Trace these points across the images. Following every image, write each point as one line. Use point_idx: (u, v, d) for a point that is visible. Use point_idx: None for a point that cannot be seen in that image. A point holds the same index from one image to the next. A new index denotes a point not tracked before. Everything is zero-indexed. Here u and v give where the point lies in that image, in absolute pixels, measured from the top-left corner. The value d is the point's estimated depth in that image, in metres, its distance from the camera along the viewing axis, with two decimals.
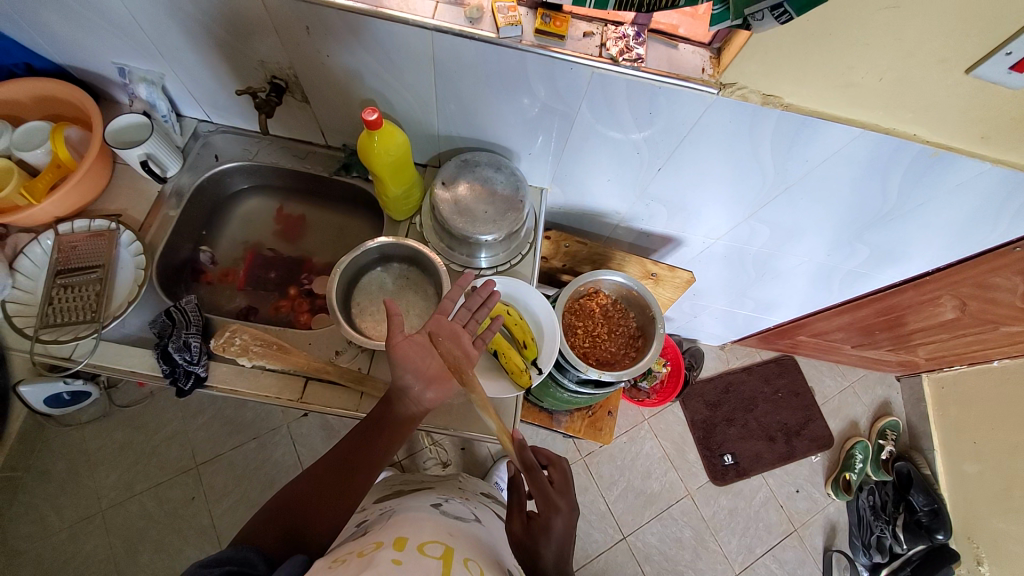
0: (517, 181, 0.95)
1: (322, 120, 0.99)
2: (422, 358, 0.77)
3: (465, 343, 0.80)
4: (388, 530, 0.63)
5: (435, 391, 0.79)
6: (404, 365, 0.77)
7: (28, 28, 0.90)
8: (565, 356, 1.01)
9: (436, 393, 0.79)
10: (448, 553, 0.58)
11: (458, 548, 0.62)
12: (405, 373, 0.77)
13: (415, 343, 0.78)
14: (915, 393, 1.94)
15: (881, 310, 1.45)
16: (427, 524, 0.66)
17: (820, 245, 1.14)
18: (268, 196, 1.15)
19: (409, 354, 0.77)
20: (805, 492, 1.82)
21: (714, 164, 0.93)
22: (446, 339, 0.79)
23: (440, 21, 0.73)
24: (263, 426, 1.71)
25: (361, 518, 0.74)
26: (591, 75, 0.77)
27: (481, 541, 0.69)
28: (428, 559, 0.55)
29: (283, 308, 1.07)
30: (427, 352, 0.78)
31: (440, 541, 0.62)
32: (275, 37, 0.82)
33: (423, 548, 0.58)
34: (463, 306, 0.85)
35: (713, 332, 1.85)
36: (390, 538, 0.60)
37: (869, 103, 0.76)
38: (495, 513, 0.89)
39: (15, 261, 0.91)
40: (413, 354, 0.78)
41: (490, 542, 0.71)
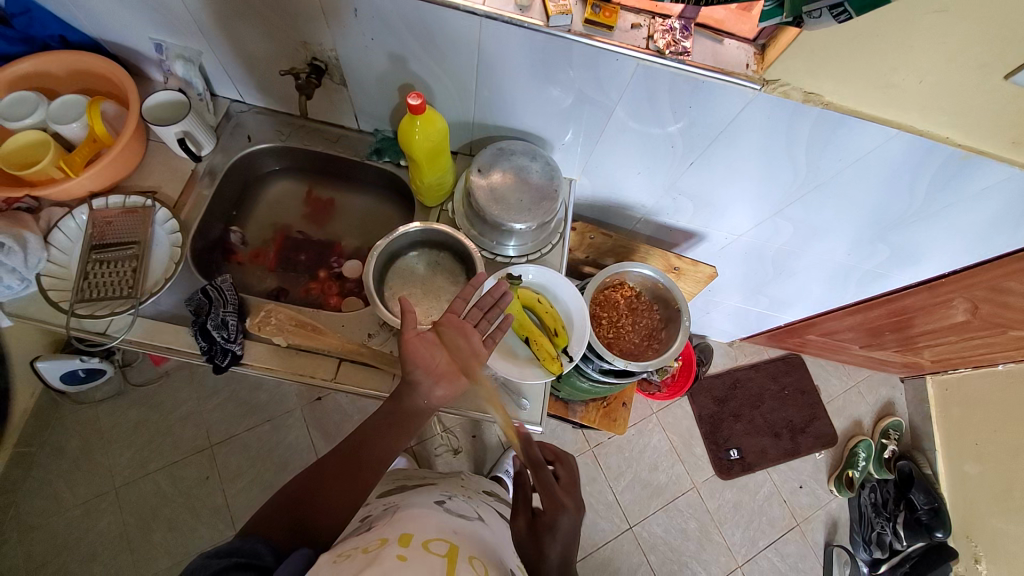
0: (552, 171, 0.96)
1: (357, 103, 0.99)
2: (432, 355, 0.78)
3: (475, 341, 0.79)
4: (390, 525, 0.64)
5: (445, 388, 0.79)
6: (415, 362, 0.77)
7: (67, 0, 0.90)
8: (592, 346, 1.02)
9: (446, 389, 0.79)
10: (452, 551, 0.60)
11: (462, 545, 0.63)
12: (415, 370, 0.78)
13: (426, 341, 0.79)
14: (918, 394, 1.97)
15: (892, 311, 1.47)
16: (431, 521, 0.67)
17: (841, 244, 1.16)
18: (297, 179, 1.15)
19: (419, 351, 0.77)
20: (807, 488, 1.85)
21: (747, 159, 0.94)
22: (456, 335, 0.79)
23: (490, 8, 0.74)
24: (277, 409, 1.71)
25: (366, 513, 0.74)
26: (636, 66, 0.78)
27: (485, 539, 0.69)
28: (433, 556, 0.57)
29: (313, 291, 1.07)
30: (438, 348, 0.79)
31: (444, 539, 0.63)
32: (320, 18, 0.82)
33: (428, 545, 0.60)
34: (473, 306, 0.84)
35: (723, 329, 1.88)
36: (395, 535, 0.61)
37: (906, 106, 0.77)
38: (497, 510, 0.89)
39: (49, 235, 0.91)
40: (423, 351, 0.78)
41: (493, 541, 0.71)
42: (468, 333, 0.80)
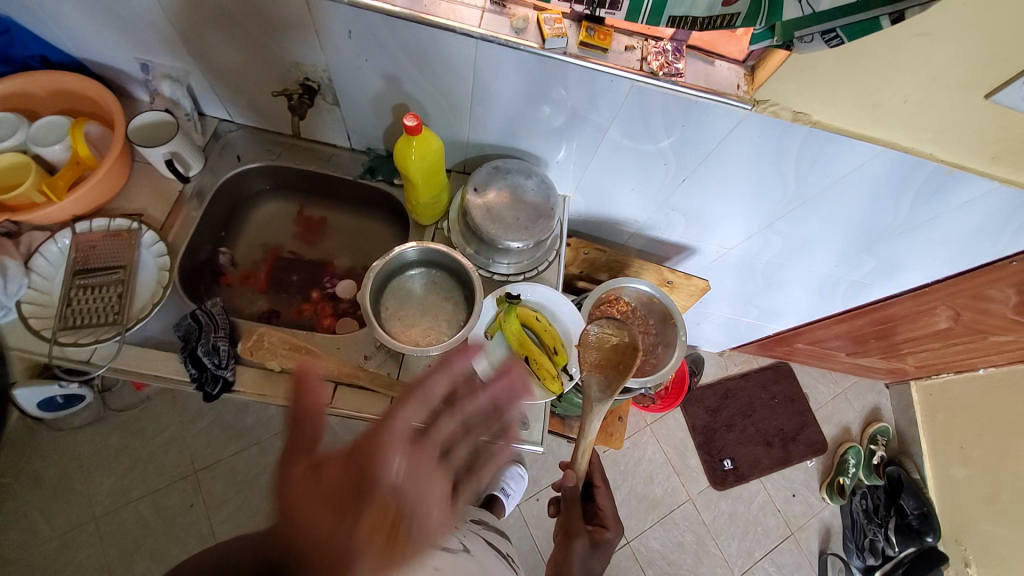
0: (548, 189, 0.96)
1: (350, 123, 0.99)
2: (345, 488, 0.51)
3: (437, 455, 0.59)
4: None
5: None
6: (296, 521, 0.48)
7: (49, 20, 0.88)
8: None
9: None
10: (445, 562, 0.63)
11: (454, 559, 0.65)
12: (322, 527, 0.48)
13: (349, 464, 0.53)
14: (904, 399, 2.01)
15: (877, 319, 1.51)
16: None
17: (829, 256, 1.18)
18: (287, 198, 1.13)
19: (326, 492, 0.50)
20: (801, 496, 1.87)
21: (738, 175, 0.95)
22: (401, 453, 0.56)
23: (486, 31, 0.75)
24: (265, 431, 1.67)
25: None
26: (630, 87, 0.79)
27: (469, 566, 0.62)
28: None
29: (305, 312, 1.05)
30: (361, 474, 0.53)
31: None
32: (314, 39, 0.82)
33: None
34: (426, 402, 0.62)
35: (714, 339, 1.89)
36: None
37: (891, 124, 0.80)
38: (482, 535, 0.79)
39: (30, 261, 0.88)
40: (336, 483, 0.51)
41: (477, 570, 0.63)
42: (422, 463, 0.57)
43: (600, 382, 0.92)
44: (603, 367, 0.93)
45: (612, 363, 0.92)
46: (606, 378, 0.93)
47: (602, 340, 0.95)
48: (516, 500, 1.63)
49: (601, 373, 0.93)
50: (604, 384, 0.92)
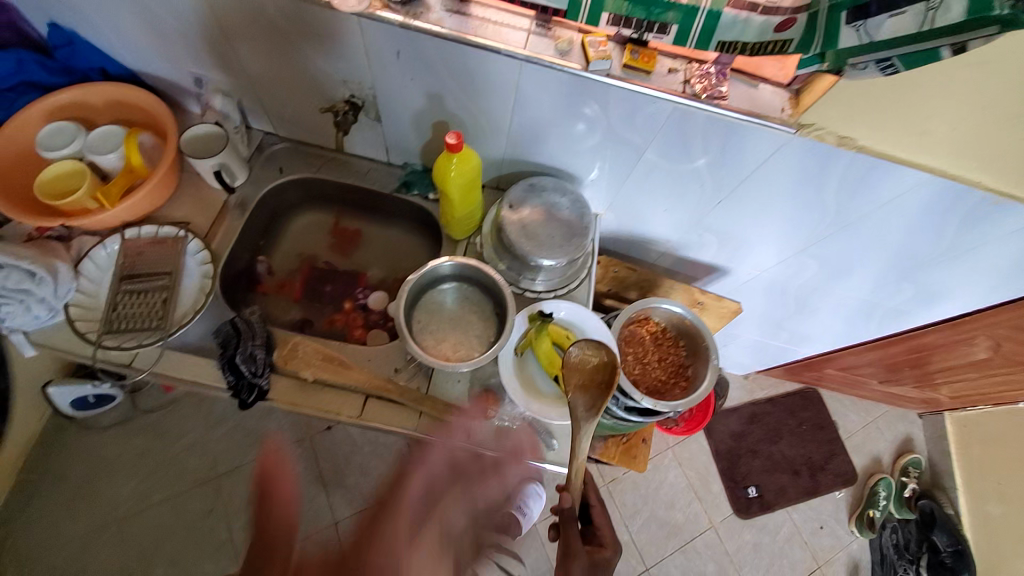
0: (582, 208, 0.96)
1: (389, 138, 1.01)
2: None
3: None
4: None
5: None
6: None
7: (112, 35, 0.93)
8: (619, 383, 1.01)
9: None
10: None
11: None
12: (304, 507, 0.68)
13: None
14: (937, 430, 1.94)
15: (912, 348, 1.46)
16: None
17: (866, 282, 1.15)
18: (323, 210, 1.15)
19: None
20: (828, 528, 1.80)
21: (777, 198, 0.94)
22: None
23: (531, 52, 0.76)
24: (286, 438, 1.68)
25: None
26: (672, 109, 0.79)
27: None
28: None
29: (338, 323, 1.06)
30: None
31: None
32: (361, 57, 0.84)
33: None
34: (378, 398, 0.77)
35: (740, 362, 1.86)
36: None
37: (938, 151, 0.78)
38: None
39: (80, 264, 0.91)
40: None
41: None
42: None
43: (585, 402, 0.81)
44: (587, 387, 0.83)
45: (595, 381, 0.83)
46: (592, 399, 0.82)
47: (582, 361, 0.84)
48: (533, 520, 1.60)
49: (586, 393, 0.83)
50: (591, 405, 0.81)
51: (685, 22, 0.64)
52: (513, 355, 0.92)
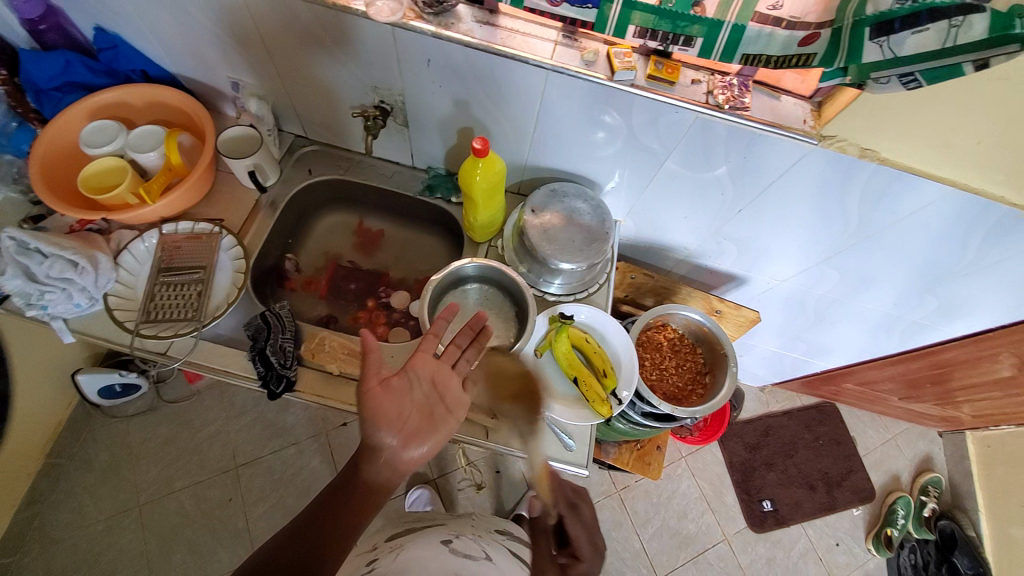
0: (603, 213, 0.98)
1: (416, 142, 1.04)
2: None
3: None
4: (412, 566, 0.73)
5: None
6: None
7: (158, 41, 0.98)
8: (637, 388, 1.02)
9: None
10: None
11: None
12: (381, 430, 0.73)
13: None
14: (958, 450, 1.90)
15: (933, 363, 1.44)
16: (433, 563, 0.75)
17: (887, 294, 1.15)
18: (349, 211, 1.18)
19: None
20: (844, 545, 1.77)
21: (798, 208, 0.95)
22: None
23: (557, 62, 0.78)
24: (303, 433, 1.71)
25: (374, 556, 0.81)
26: (695, 119, 0.81)
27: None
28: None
29: (361, 320, 1.08)
30: None
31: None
32: (393, 65, 0.87)
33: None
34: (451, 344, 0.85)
35: (755, 373, 1.84)
36: None
37: (962, 164, 0.78)
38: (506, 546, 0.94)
39: (120, 256, 0.95)
40: None
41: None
42: None
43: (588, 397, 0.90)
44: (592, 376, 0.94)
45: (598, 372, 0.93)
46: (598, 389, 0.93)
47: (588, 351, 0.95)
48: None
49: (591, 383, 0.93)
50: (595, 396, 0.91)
51: (710, 34, 0.66)
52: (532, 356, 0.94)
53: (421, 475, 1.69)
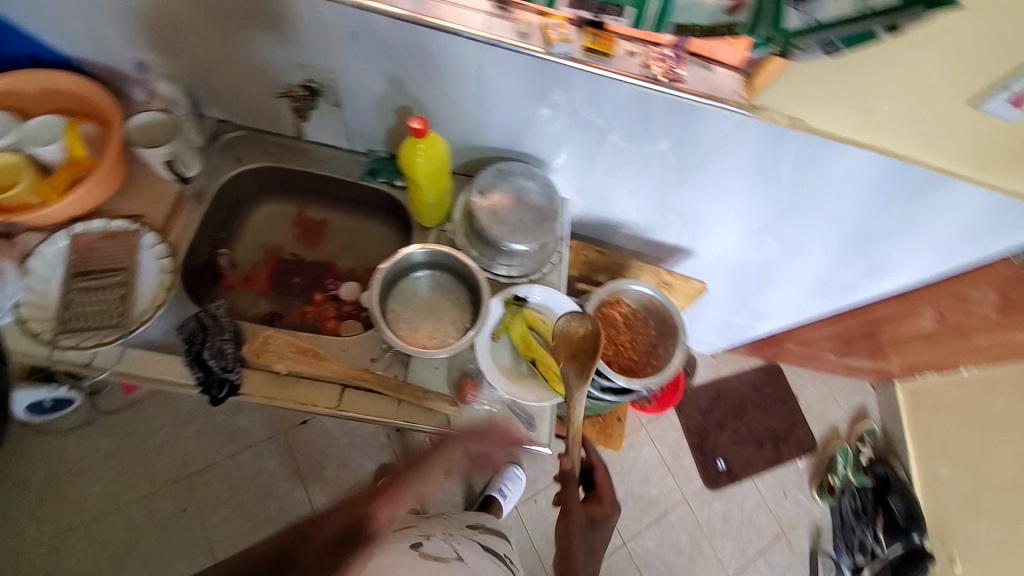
0: (551, 191, 0.97)
1: (352, 124, 0.99)
2: None
3: None
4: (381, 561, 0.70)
5: None
6: None
7: (47, 18, 0.87)
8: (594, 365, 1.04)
9: None
10: None
11: None
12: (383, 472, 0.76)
13: None
14: (889, 398, 2.07)
15: (864, 320, 1.55)
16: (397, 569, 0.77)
17: (818, 258, 1.22)
18: (287, 200, 1.12)
19: None
20: (791, 495, 1.92)
21: (736, 178, 0.98)
22: None
23: (492, 35, 0.76)
24: (259, 434, 1.64)
25: None
26: (632, 92, 0.81)
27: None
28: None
29: (309, 315, 1.03)
30: None
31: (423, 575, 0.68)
32: (320, 41, 0.82)
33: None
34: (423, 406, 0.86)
35: (707, 340, 1.92)
36: None
37: (880, 129, 0.83)
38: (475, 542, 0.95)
39: (25, 262, 0.87)
40: None
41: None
42: None
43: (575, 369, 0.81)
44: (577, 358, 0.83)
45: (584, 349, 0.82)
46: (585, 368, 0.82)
47: (569, 333, 0.85)
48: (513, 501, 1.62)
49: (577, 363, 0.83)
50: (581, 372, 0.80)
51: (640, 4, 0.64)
52: (490, 340, 0.92)
53: (388, 466, 1.67)
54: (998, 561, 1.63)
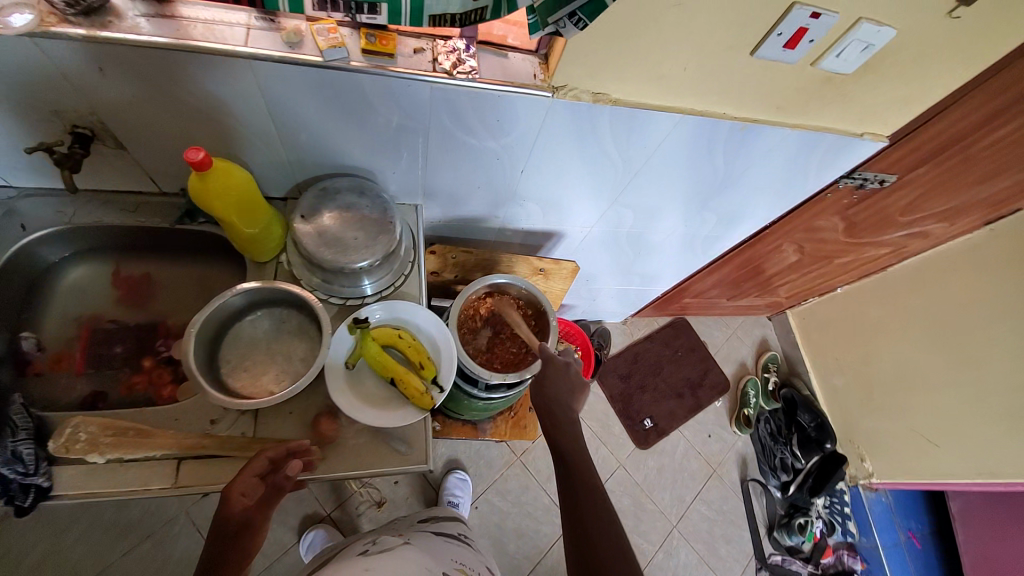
0: (384, 204, 0.92)
1: (146, 165, 0.88)
2: None
3: None
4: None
5: None
6: None
7: None
8: (467, 367, 1.04)
9: None
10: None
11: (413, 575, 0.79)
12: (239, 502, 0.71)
13: None
14: (784, 327, 2.24)
15: (741, 264, 1.65)
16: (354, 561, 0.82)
17: (678, 218, 1.27)
18: (97, 260, 0.98)
19: None
20: (716, 435, 2.02)
21: (571, 157, 0.98)
22: None
23: (253, 49, 0.69)
24: (154, 522, 1.47)
25: None
26: (430, 89, 0.77)
27: (409, 560, 0.82)
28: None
29: (138, 386, 0.90)
30: None
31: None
32: (63, 83, 0.72)
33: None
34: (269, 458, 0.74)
35: (614, 310, 1.97)
36: None
37: (680, 91, 0.86)
38: (431, 531, 1.02)
39: None
40: None
41: (418, 559, 0.83)
42: None
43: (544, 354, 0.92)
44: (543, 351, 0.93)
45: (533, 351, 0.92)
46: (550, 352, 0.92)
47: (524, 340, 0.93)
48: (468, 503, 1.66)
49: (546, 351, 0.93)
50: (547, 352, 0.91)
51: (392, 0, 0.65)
52: (344, 370, 0.86)
53: (314, 514, 1.57)
54: (892, 445, 1.85)
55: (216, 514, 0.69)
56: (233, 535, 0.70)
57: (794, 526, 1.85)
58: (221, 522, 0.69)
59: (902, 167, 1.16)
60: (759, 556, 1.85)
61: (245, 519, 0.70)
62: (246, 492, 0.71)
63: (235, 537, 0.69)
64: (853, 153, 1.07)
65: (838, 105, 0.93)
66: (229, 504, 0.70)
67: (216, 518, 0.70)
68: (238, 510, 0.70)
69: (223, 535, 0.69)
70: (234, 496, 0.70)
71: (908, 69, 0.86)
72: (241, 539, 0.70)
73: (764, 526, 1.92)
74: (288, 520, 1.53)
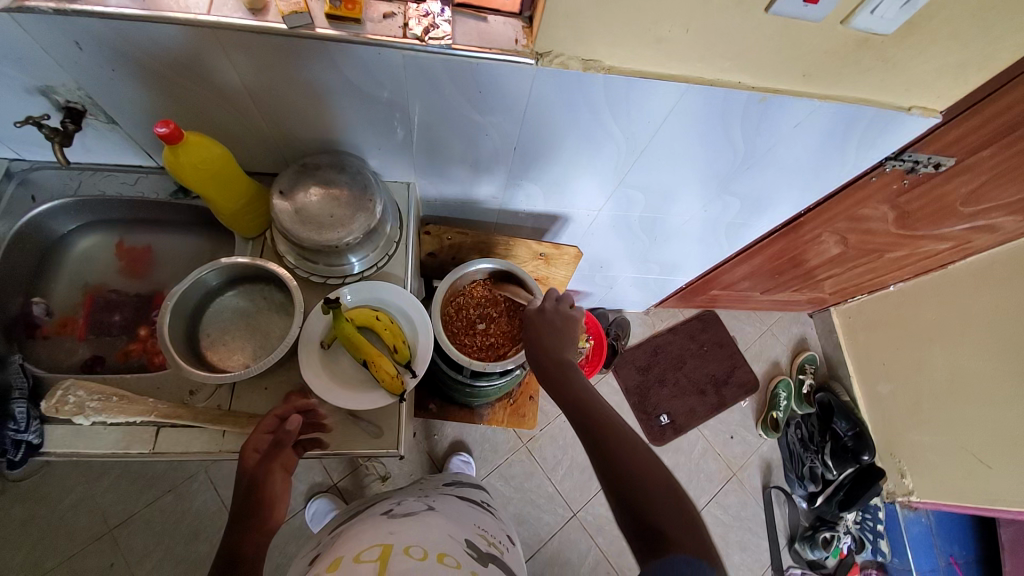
0: (365, 180, 0.90)
1: (138, 139, 0.90)
2: None
3: None
4: (343, 545, 0.74)
5: None
6: None
7: None
8: (447, 352, 1.05)
9: None
10: (384, 552, 0.68)
11: (435, 545, 0.72)
12: (251, 459, 0.72)
13: None
14: (826, 324, 2.05)
15: (773, 255, 1.50)
16: (371, 529, 0.77)
17: (695, 201, 1.15)
18: (104, 230, 1.03)
19: None
20: (739, 436, 1.90)
21: (567, 134, 0.91)
22: None
23: (216, 17, 0.67)
24: (178, 475, 1.53)
25: (315, 550, 0.82)
26: (402, 58, 0.73)
27: (432, 525, 0.79)
28: (411, 561, 0.66)
29: (133, 352, 0.97)
30: None
31: (378, 543, 0.71)
32: (47, 59, 0.73)
33: (406, 552, 0.68)
34: (273, 418, 0.76)
35: (634, 299, 1.86)
36: (335, 556, 0.71)
37: (684, 57, 0.76)
38: (455, 497, 0.99)
39: None
40: None
41: (441, 525, 0.80)
42: None
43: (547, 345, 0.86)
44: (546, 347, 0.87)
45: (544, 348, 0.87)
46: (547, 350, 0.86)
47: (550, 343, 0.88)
48: None
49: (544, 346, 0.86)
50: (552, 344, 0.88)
51: None
52: (319, 349, 0.85)
53: (320, 485, 1.61)
54: (940, 463, 1.66)
55: (234, 470, 0.72)
56: (248, 489, 0.71)
57: (818, 541, 1.71)
58: (238, 480, 0.71)
59: (964, 148, 1.00)
60: (777, 568, 1.73)
61: (254, 473, 0.71)
62: (257, 449, 0.73)
63: (248, 493, 0.70)
64: (897, 132, 0.93)
65: (878, 73, 0.80)
66: (243, 461, 0.72)
67: (235, 477, 0.72)
68: (249, 466, 0.72)
69: (240, 491, 0.71)
70: (247, 452, 0.73)
71: (967, 27, 0.72)
72: (254, 492, 0.70)
73: (786, 538, 1.80)
74: (296, 488, 1.58)
